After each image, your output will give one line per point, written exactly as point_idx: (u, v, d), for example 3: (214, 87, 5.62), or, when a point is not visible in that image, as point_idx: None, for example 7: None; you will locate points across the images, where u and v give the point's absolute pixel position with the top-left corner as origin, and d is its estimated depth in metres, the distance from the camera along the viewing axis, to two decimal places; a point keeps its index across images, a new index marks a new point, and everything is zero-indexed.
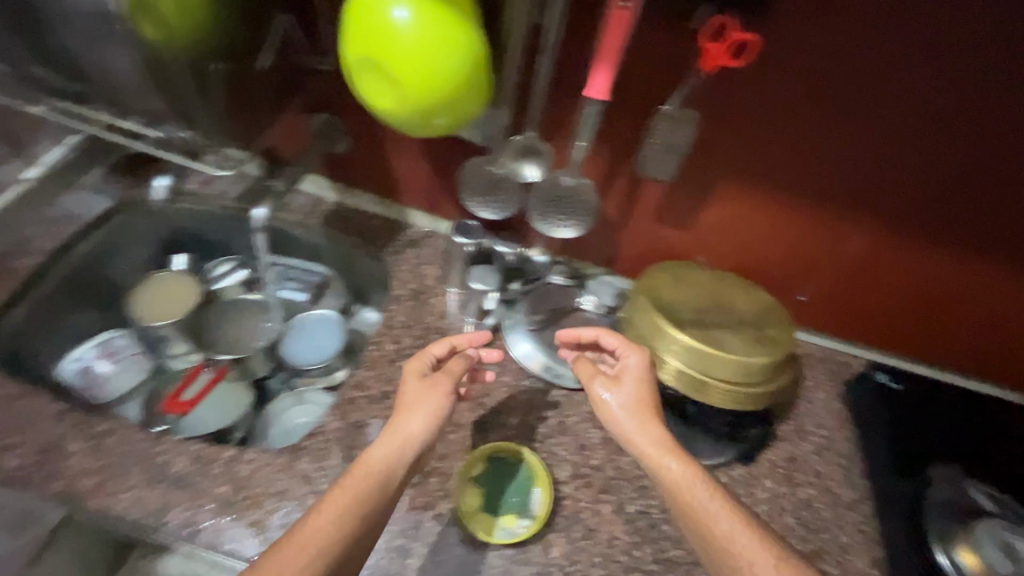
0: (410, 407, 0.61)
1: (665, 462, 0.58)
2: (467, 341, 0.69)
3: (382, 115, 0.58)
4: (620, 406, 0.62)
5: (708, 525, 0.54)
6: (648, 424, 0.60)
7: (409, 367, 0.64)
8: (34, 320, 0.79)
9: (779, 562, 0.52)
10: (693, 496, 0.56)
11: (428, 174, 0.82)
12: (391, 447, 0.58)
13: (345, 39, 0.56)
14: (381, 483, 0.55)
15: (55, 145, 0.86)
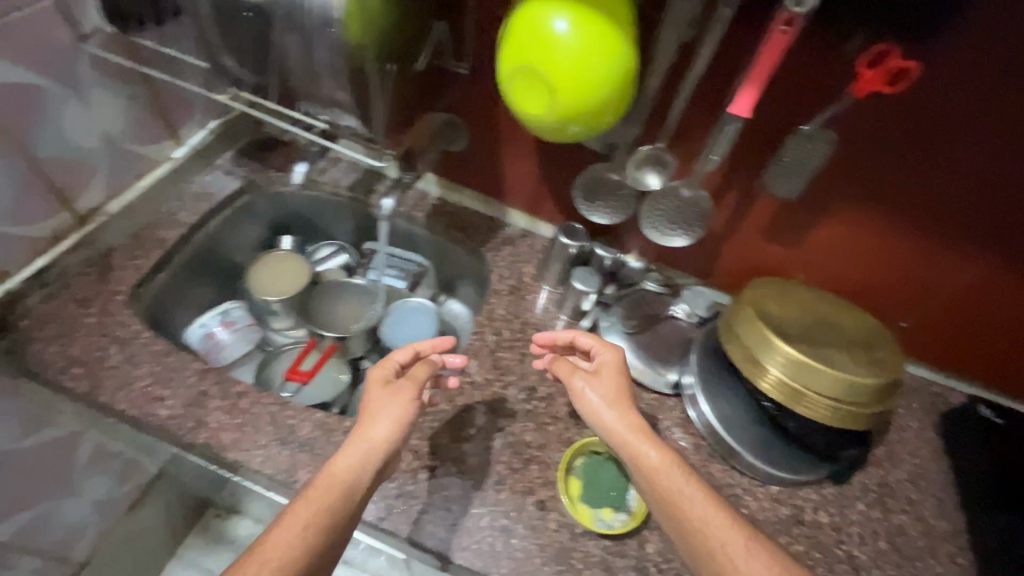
0: (377, 410, 0.62)
1: (643, 450, 0.61)
2: (430, 347, 0.71)
3: (527, 119, 0.62)
4: (596, 401, 0.66)
5: (683, 507, 0.56)
6: (623, 418, 0.64)
7: (373, 374, 0.66)
8: (172, 285, 0.85)
9: (749, 541, 0.53)
10: (669, 481, 0.58)
11: (536, 176, 0.86)
12: (362, 451, 0.59)
13: (501, 46, 0.60)
14: (345, 490, 0.56)
15: (198, 128, 0.92)
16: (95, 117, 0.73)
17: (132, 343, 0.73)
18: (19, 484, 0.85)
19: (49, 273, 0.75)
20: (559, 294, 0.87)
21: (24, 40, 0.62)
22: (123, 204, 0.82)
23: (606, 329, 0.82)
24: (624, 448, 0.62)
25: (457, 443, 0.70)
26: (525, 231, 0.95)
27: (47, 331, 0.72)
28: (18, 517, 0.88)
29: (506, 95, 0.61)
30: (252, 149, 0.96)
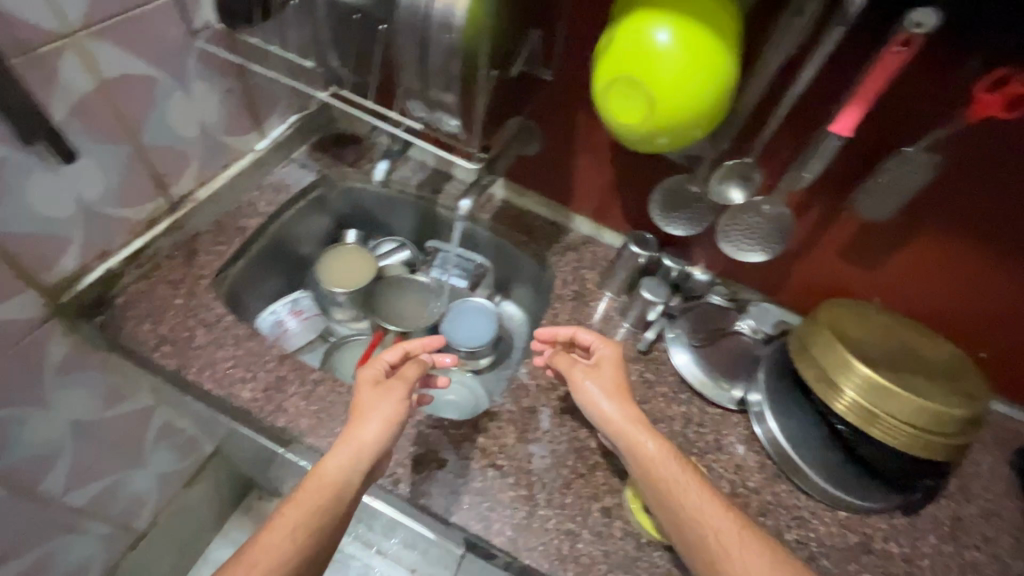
0: (367, 411, 0.63)
1: (643, 442, 0.63)
2: (420, 346, 0.73)
3: (618, 128, 0.62)
4: (595, 392, 0.67)
5: (679, 497, 0.59)
6: (620, 408, 0.66)
7: (363, 375, 0.67)
8: (248, 271, 0.88)
9: (742, 529, 0.58)
10: (665, 473, 0.61)
11: (608, 184, 0.87)
12: (350, 453, 0.60)
13: (599, 56, 0.60)
14: (336, 491, 0.58)
15: (280, 122, 0.94)
16: (195, 107, 0.76)
17: (217, 326, 0.76)
18: (100, 453, 0.87)
19: (144, 254, 0.78)
20: (624, 302, 0.88)
21: (145, 33, 0.65)
22: (210, 191, 0.85)
23: (672, 340, 0.83)
24: (622, 439, 0.64)
25: (524, 444, 0.71)
26: (589, 237, 0.95)
27: (140, 310, 0.76)
28: (98, 484, 0.90)
29: (599, 104, 0.62)
30: (328, 145, 0.99)
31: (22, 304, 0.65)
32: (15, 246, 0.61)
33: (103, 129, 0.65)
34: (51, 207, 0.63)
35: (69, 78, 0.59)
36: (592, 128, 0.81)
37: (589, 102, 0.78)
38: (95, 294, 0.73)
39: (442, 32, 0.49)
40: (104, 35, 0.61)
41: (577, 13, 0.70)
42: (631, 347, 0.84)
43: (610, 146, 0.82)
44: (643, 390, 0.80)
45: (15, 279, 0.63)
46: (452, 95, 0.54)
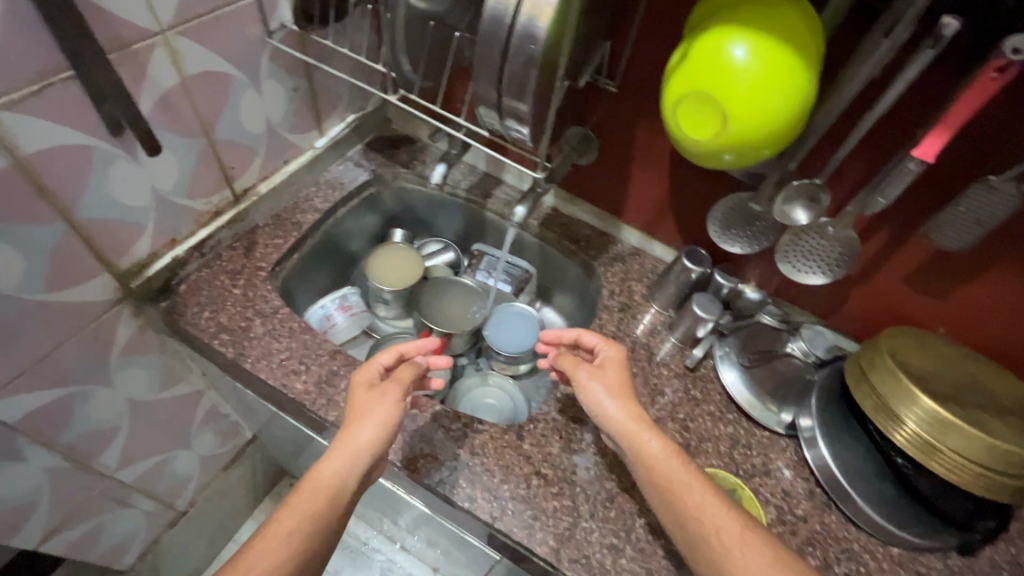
0: (363, 415, 0.62)
1: (645, 440, 0.62)
2: (414, 349, 0.72)
3: (685, 143, 0.62)
4: (597, 393, 0.66)
5: (679, 494, 0.58)
6: (622, 407, 0.64)
7: (357, 378, 0.66)
8: (301, 264, 0.90)
9: (745, 528, 0.56)
10: (666, 470, 0.59)
11: (662, 197, 0.86)
12: (346, 456, 0.59)
13: (672, 70, 0.60)
14: (332, 495, 0.57)
15: (339, 121, 0.96)
16: (264, 104, 0.78)
17: (272, 318, 0.78)
18: (151, 433, 0.89)
19: (207, 244, 0.80)
20: (672, 317, 0.87)
21: (225, 32, 0.67)
22: (271, 185, 0.88)
23: (720, 358, 0.82)
24: (624, 437, 0.63)
25: (569, 454, 0.71)
26: (637, 249, 0.94)
27: (201, 298, 0.78)
28: (148, 461, 0.92)
29: (666, 118, 0.61)
30: (383, 145, 1.01)
31: (96, 286, 0.67)
32: (95, 231, 0.64)
33: (181, 122, 0.67)
34: (130, 196, 0.66)
35: (156, 73, 0.61)
36: (651, 140, 0.80)
37: (650, 114, 0.77)
38: (161, 280, 0.75)
39: (525, 44, 0.50)
40: (190, 34, 0.63)
41: (647, 25, 0.69)
42: (678, 362, 0.83)
43: (667, 158, 0.81)
44: (689, 408, 0.79)
45: (93, 262, 0.66)
46: (527, 105, 0.55)
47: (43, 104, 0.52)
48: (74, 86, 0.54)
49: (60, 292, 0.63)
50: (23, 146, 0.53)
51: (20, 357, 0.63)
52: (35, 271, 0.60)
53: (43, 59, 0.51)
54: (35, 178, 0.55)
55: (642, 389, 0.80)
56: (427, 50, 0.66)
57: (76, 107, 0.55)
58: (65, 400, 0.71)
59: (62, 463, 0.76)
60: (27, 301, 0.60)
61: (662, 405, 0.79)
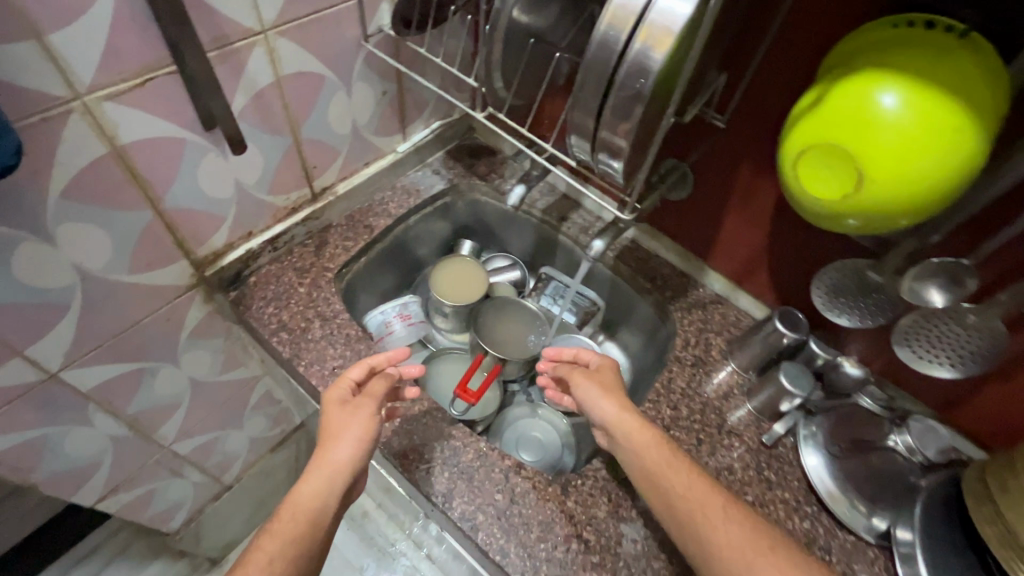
0: (338, 433, 0.61)
1: (636, 427, 0.64)
2: (385, 360, 0.69)
3: (803, 199, 0.53)
4: (591, 392, 0.68)
5: (666, 476, 0.59)
6: (613, 402, 0.67)
7: (328, 397, 0.64)
8: (368, 268, 0.90)
9: (729, 503, 0.56)
10: (654, 455, 0.61)
11: (759, 247, 0.77)
12: (324, 477, 0.59)
13: (799, 114, 0.52)
14: (313, 517, 0.56)
15: (423, 127, 0.95)
16: (352, 107, 0.78)
17: (331, 322, 0.77)
18: (207, 412, 0.92)
19: (281, 240, 0.81)
20: (752, 382, 0.77)
21: (322, 33, 0.66)
22: (349, 186, 0.87)
23: (805, 439, 0.72)
24: (618, 428, 0.64)
25: (616, 520, 0.64)
26: (720, 298, 0.86)
27: (268, 293, 0.79)
28: (201, 436, 0.95)
29: (785, 167, 0.53)
30: (464, 156, 0.99)
31: (172, 272, 0.69)
32: (178, 219, 0.65)
33: (271, 122, 0.68)
34: (214, 188, 0.66)
35: (253, 72, 0.61)
36: (756, 184, 0.71)
37: (761, 156, 0.69)
38: (234, 271, 0.76)
39: (636, 76, 0.44)
40: (289, 34, 0.62)
41: (773, 59, 0.61)
42: (753, 436, 0.74)
43: (772, 206, 0.72)
44: (761, 490, 0.69)
45: (172, 249, 0.67)
46: (627, 142, 0.49)
47: (143, 97, 0.53)
48: (174, 81, 0.54)
49: (140, 275, 0.65)
50: (121, 135, 0.54)
51: (98, 332, 0.65)
52: (119, 253, 0.61)
53: (149, 52, 0.51)
54: (129, 166, 0.56)
55: (708, 458, 0.72)
56: (523, 68, 0.61)
57: (174, 101, 0.56)
58: (133, 375, 0.73)
59: (125, 431, 0.79)
60: (109, 281, 0.62)
61: (729, 481, 0.70)
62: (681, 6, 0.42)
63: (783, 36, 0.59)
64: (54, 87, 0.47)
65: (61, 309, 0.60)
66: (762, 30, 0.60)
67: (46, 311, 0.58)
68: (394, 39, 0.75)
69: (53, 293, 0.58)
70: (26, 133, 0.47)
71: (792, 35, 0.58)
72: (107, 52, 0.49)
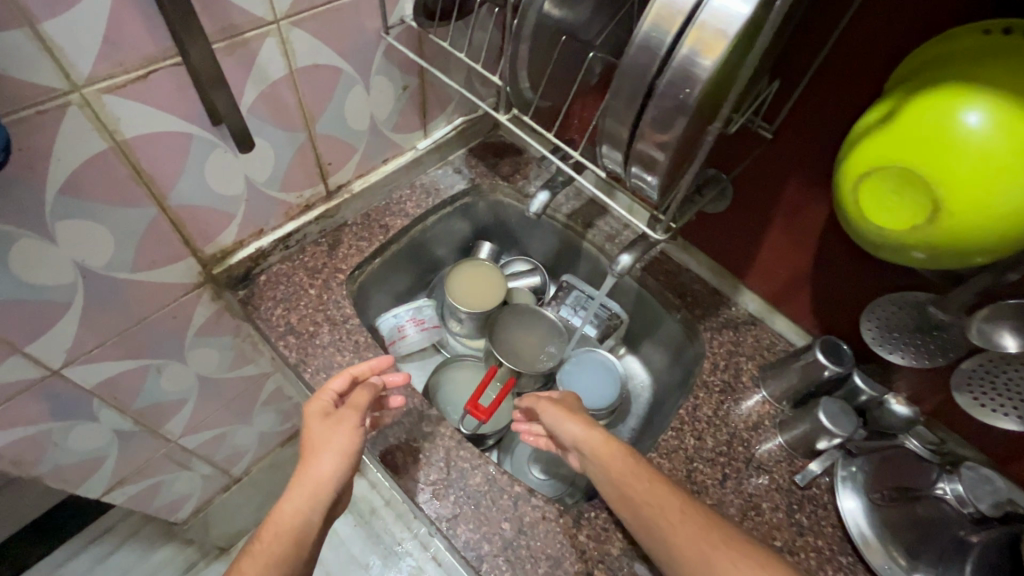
0: (320, 448, 0.59)
1: (597, 442, 0.63)
2: (368, 369, 0.67)
3: (863, 225, 0.47)
4: (556, 417, 0.68)
5: (631, 485, 0.58)
6: (579, 423, 0.66)
7: (309, 409, 0.62)
8: (383, 269, 0.86)
9: (686, 503, 0.56)
10: (620, 464, 0.61)
11: (802, 268, 0.70)
12: (307, 492, 0.56)
13: (865, 131, 0.46)
14: (297, 535, 0.53)
15: (446, 123, 0.90)
16: (371, 102, 0.74)
17: (341, 327, 0.74)
18: (215, 407, 0.90)
19: (292, 238, 0.78)
20: (786, 414, 0.72)
21: (340, 24, 0.62)
22: (366, 184, 0.83)
23: (841, 482, 0.66)
24: (587, 446, 0.64)
25: (630, 560, 0.60)
26: (754, 319, 0.80)
27: (277, 293, 0.76)
28: (209, 431, 0.94)
29: (845, 192, 0.47)
30: (487, 155, 0.95)
31: (178, 270, 0.67)
32: (185, 217, 0.63)
33: (284, 116, 0.64)
34: (223, 185, 0.64)
35: (265, 63, 0.58)
36: (804, 201, 0.65)
37: (812, 171, 0.62)
38: (243, 270, 0.74)
39: (680, 85, 0.38)
40: (304, 24, 0.58)
41: (833, 64, 0.54)
42: (784, 474, 0.68)
43: (821, 227, 0.65)
44: (790, 535, 0.64)
45: (178, 246, 0.65)
46: (665, 155, 0.43)
47: (147, 90, 0.50)
48: (180, 73, 0.51)
49: (145, 273, 0.63)
50: (124, 131, 0.51)
51: (100, 330, 0.63)
52: (122, 251, 0.59)
53: (151, 42, 0.48)
54: (133, 163, 0.54)
55: (733, 496, 0.66)
56: (553, 68, 0.56)
57: (179, 94, 0.53)
58: (138, 372, 0.72)
59: (130, 427, 0.78)
60: (112, 279, 0.60)
61: (756, 523, 0.64)
62: (738, 6, 0.36)
63: (851, 38, 0.52)
64: (49, 78, 0.44)
65: (62, 307, 0.58)
66: (824, 31, 0.53)
67: (46, 309, 0.56)
68: (417, 31, 0.70)
69: (54, 291, 0.56)
70: (22, 128, 0.45)
71: (861, 38, 0.51)
72: (106, 41, 0.45)
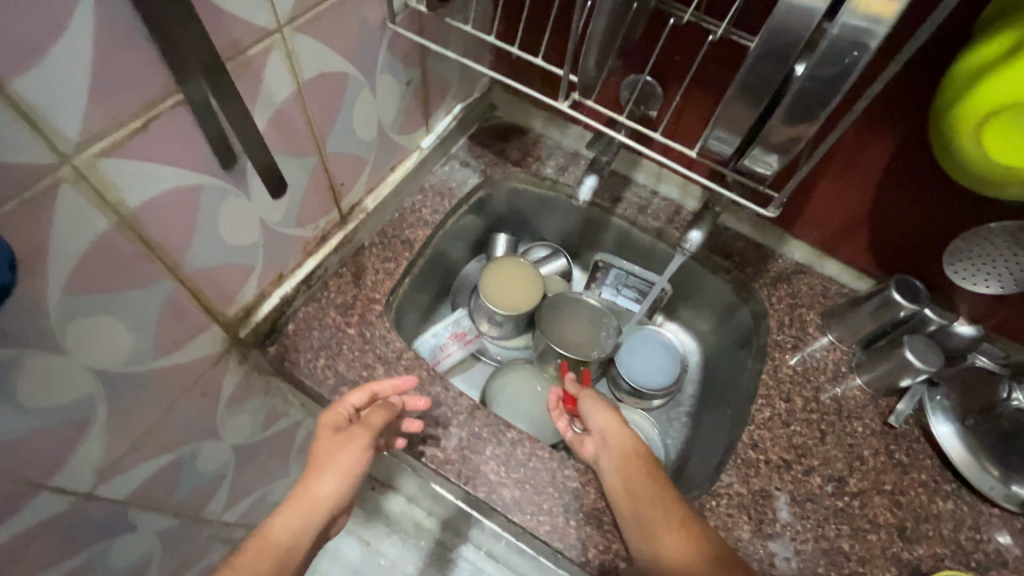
0: (326, 465, 0.57)
1: (625, 443, 0.60)
2: (389, 387, 0.61)
3: (972, 158, 0.47)
4: (590, 405, 0.64)
5: (643, 489, 0.56)
6: (613, 418, 0.63)
7: (322, 420, 0.59)
8: (412, 287, 0.78)
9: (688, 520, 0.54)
10: (639, 470, 0.58)
11: (858, 211, 0.69)
12: (300, 512, 0.55)
13: (991, 62, 0.42)
14: (283, 555, 0.52)
15: (446, 114, 0.81)
16: (377, 106, 0.64)
17: (395, 364, 0.67)
18: (253, 471, 0.81)
19: (314, 276, 0.68)
20: (859, 356, 0.72)
21: (342, 20, 0.51)
22: (378, 199, 0.74)
23: (931, 409, 0.68)
24: (612, 441, 0.61)
25: (761, 540, 0.60)
26: (802, 266, 0.78)
27: (313, 340, 0.67)
28: (249, 497, 0.84)
29: (964, 132, 0.45)
30: (492, 140, 0.86)
31: (203, 341, 0.56)
32: (203, 283, 0.52)
33: (294, 142, 0.54)
34: (240, 236, 0.53)
35: (270, 85, 0.47)
36: (864, 145, 0.62)
37: (873, 111, 0.58)
38: (270, 323, 0.64)
39: (844, 51, 0.34)
40: (308, 28, 0.48)
41: None
42: (875, 417, 0.68)
43: (884, 168, 0.63)
44: (897, 476, 0.65)
45: (199, 317, 0.54)
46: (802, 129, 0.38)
47: (148, 143, 0.39)
48: (184, 115, 0.41)
49: (168, 356, 0.52)
50: (128, 201, 0.40)
51: (128, 433, 0.53)
52: (144, 340, 0.49)
53: (148, 82, 0.37)
54: (143, 236, 0.43)
55: (836, 449, 0.66)
56: (619, 41, 0.49)
57: (185, 141, 0.42)
58: (175, 464, 0.62)
59: (172, 522, 0.68)
60: (134, 376, 0.50)
61: (863, 472, 0.65)
62: None
63: None
64: (33, 154, 0.34)
65: (84, 423, 0.47)
66: None
67: (69, 432, 0.46)
68: (419, 13, 0.60)
69: (74, 408, 0.45)
70: (7, 225, 0.34)
71: None
72: (94, 93, 0.35)
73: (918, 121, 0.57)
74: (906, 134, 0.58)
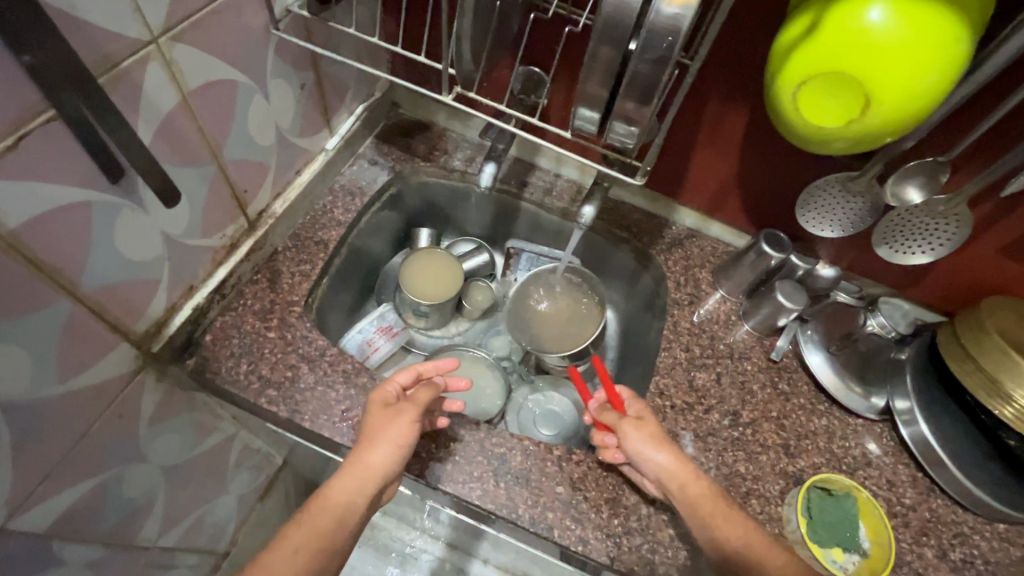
0: (376, 437, 0.57)
1: (689, 481, 0.58)
2: (433, 369, 0.67)
3: (792, 124, 0.55)
4: (641, 446, 0.60)
5: (721, 526, 0.55)
6: (670, 453, 0.59)
7: (373, 396, 0.61)
8: (332, 288, 0.79)
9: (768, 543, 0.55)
10: (712, 508, 0.56)
11: (729, 176, 0.78)
12: (357, 477, 0.55)
13: (796, 41, 0.51)
14: (342, 515, 0.53)
15: (348, 115, 0.83)
16: (273, 111, 0.65)
17: (321, 362, 0.68)
18: (188, 492, 0.80)
19: (226, 285, 0.68)
20: (745, 305, 0.81)
21: (223, 27, 0.53)
22: (287, 203, 0.75)
23: (804, 341, 0.77)
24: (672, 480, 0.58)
25: None
26: (693, 231, 0.87)
27: (233, 348, 0.67)
28: (184, 521, 0.82)
29: (782, 100, 0.53)
30: (398, 138, 0.89)
31: (115, 360, 0.56)
32: (106, 300, 0.52)
33: (187, 152, 0.54)
34: (140, 250, 0.53)
35: (153, 96, 0.48)
36: (724, 116, 0.70)
37: (726, 88, 0.67)
38: (185, 335, 0.64)
39: (663, 36, 0.40)
40: (186, 37, 0.49)
41: None
42: (762, 355, 0.78)
43: (742, 135, 0.72)
44: (781, 403, 0.74)
45: (107, 335, 0.54)
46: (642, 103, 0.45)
47: (26, 159, 0.40)
48: (62, 129, 0.41)
49: (76, 377, 0.52)
50: (7, 220, 0.40)
51: (41, 460, 0.52)
52: (45, 362, 0.48)
53: (17, 98, 0.38)
54: (30, 256, 0.43)
55: (731, 387, 0.75)
56: (490, 37, 0.54)
57: (66, 156, 0.42)
58: (98, 489, 0.61)
59: (102, 554, 0.66)
60: (41, 402, 0.49)
61: (754, 404, 0.74)
62: None
63: None
64: None
65: None
66: None
67: None
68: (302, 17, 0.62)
69: None
70: None
71: None
72: None
73: (758, 93, 0.66)
74: (754, 105, 0.67)
